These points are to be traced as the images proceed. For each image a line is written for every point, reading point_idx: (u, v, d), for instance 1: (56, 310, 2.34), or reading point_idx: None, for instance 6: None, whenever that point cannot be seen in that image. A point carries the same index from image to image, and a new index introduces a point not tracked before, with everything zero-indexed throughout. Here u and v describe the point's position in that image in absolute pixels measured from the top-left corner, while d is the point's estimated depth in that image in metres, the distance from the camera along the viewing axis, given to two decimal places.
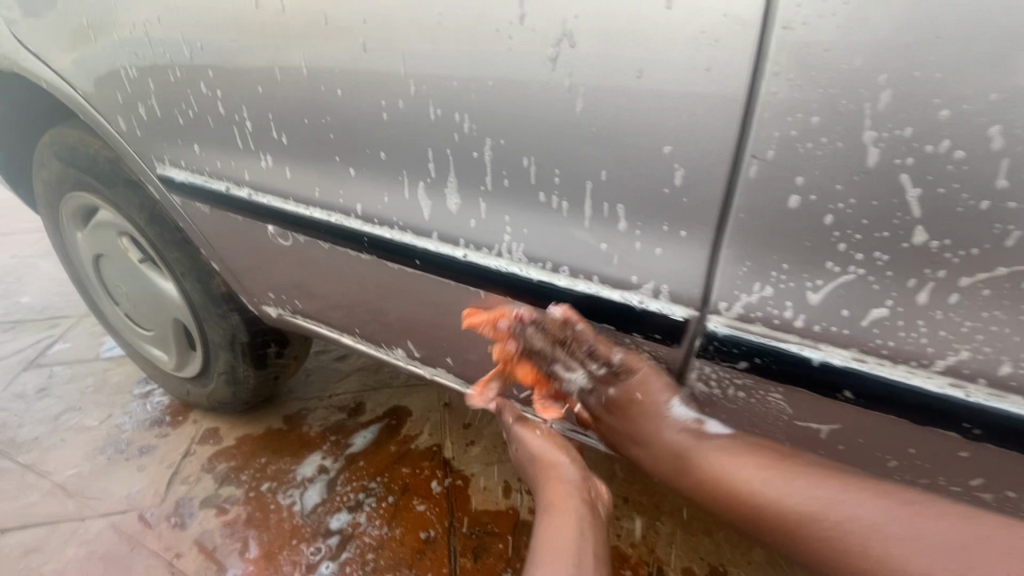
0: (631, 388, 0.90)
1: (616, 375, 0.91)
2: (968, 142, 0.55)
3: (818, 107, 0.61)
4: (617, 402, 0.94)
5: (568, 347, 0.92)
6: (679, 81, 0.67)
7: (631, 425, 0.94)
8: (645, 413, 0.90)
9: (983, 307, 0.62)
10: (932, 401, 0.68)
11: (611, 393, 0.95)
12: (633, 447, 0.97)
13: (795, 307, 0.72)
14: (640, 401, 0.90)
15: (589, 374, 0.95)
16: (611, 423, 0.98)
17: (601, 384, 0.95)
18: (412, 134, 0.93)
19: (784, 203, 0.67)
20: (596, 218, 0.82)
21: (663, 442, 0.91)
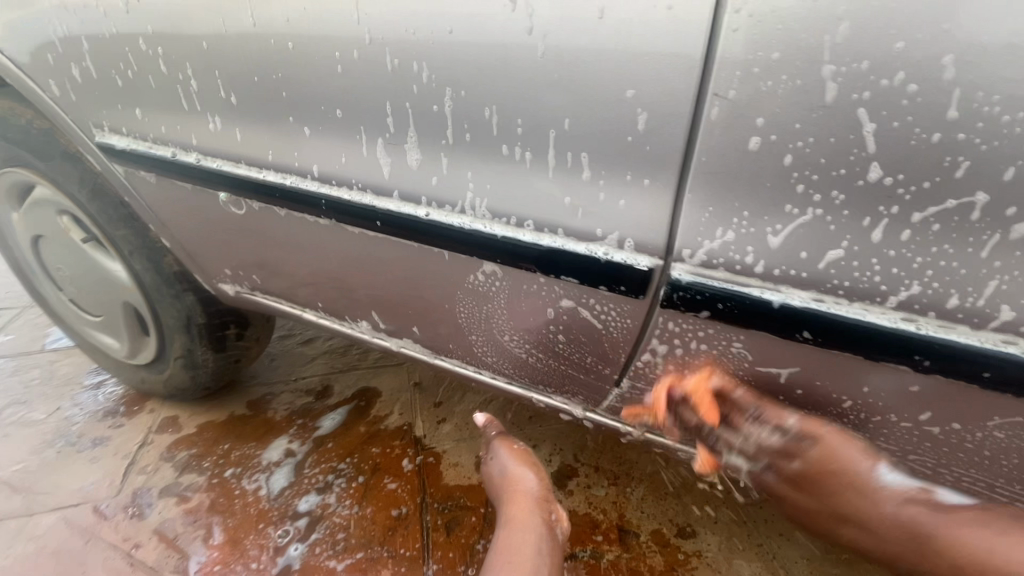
0: (817, 457, 0.83)
1: (790, 442, 0.84)
2: (920, 74, 0.56)
3: (779, 43, 0.61)
4: (806, 476, 0.87)
5: (733, 421, 0.87)
6: (642, 21, 0.66)
7: (829, 496, 0.88)
8: (858, 485, 0.83)
9: (933, 242, 0.64)
10: (884, 335, 0.70)
11: (793, 464, 0.86)
12: (835, 520, 0.91)
13: (756, 251, 0.73)
14: (837, 472, 0.83)
15: (757, 446, 0.88)
16: (802, 498, 0.91)
17: (782, 457, 0.87)
18: (370, 87, 0.89)
19: (745, 145, 0.67)
20: (560, 169, 0.81)
21: (875, 513, 0.87)
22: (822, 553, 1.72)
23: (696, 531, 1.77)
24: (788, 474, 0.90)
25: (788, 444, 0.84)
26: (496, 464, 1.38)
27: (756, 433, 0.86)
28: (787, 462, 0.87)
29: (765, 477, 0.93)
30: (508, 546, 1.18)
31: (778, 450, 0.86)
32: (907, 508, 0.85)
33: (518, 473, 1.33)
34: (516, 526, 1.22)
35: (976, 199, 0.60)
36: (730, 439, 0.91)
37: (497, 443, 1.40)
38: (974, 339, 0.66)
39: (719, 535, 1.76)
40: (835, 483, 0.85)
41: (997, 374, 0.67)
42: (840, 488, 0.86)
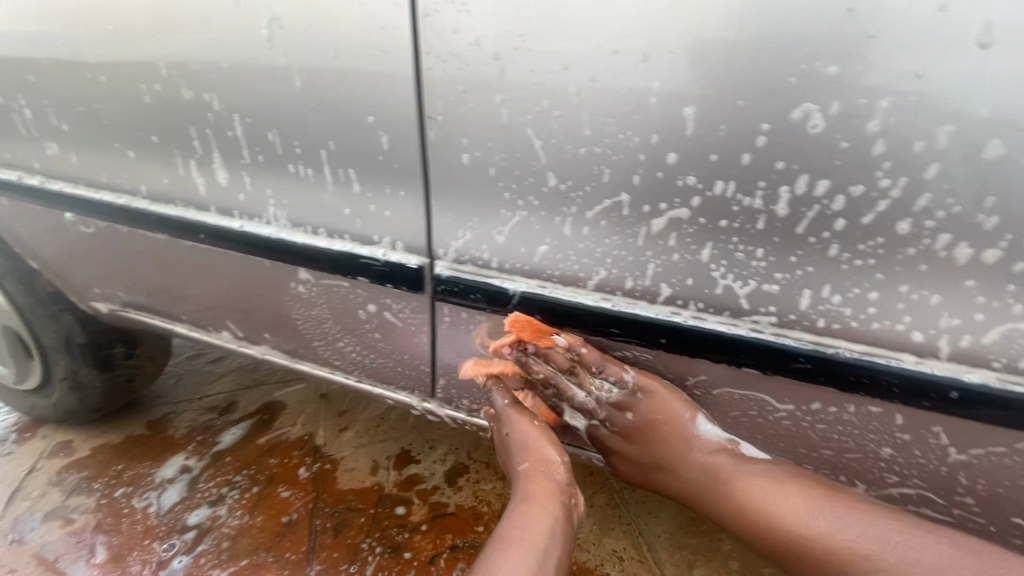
0: (647, 411, 0.90)
1: (628, 396, 0.91)
2: (559, 103, 0.71)
3: (462, 76, 0.74)
4: (637, 427, 0.95)
5: (577, 374, 0.92)
6: (365, 58, 0.79)
7: (657, 446, 0.96)
8: (674, 435, 0.91)
9: (605, 235, 0.78)
10: (592, 312, 0.84)
11: (626, 417, 0.95)
12: (660, 471, 0.99)
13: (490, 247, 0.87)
14: (661, 424, 0.90)
15: (597, 398, 0.96)
16: (634, 448, 0.99)
17: (616, 409, 0.96)
18: (175, 115, 1.00)
19: (460, 160, 0.81)
20: (336, 183, 0.93)
21: (703, 470, 0.92)
22: (684, 525, 1.79)
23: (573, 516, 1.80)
24: (625, 426, 0.98)
25: (622, 399, 0.92)
26: (512, 443, 1.02)
27: (600, 384, 0.92)
28: (622, 415, 0.96)
29: (600, 431, 1.02)
30: (519, 516, 0.92)
31: (618, 403, 0.94)
32: (716, 458, 0.91)
33: (543, 451, 0.99)
34: (532, 504, 0.94)
35: (622, 199, 0.74)
36: (574, 390, 0.96)
37: (514, 416, 1.02)
38: (650, 312, 0.81)
39: (593, 518, 1.79)
40: (653, 430, 0.93)
41: (674, 340, 0.82)
42: (662, 435, 0.93)
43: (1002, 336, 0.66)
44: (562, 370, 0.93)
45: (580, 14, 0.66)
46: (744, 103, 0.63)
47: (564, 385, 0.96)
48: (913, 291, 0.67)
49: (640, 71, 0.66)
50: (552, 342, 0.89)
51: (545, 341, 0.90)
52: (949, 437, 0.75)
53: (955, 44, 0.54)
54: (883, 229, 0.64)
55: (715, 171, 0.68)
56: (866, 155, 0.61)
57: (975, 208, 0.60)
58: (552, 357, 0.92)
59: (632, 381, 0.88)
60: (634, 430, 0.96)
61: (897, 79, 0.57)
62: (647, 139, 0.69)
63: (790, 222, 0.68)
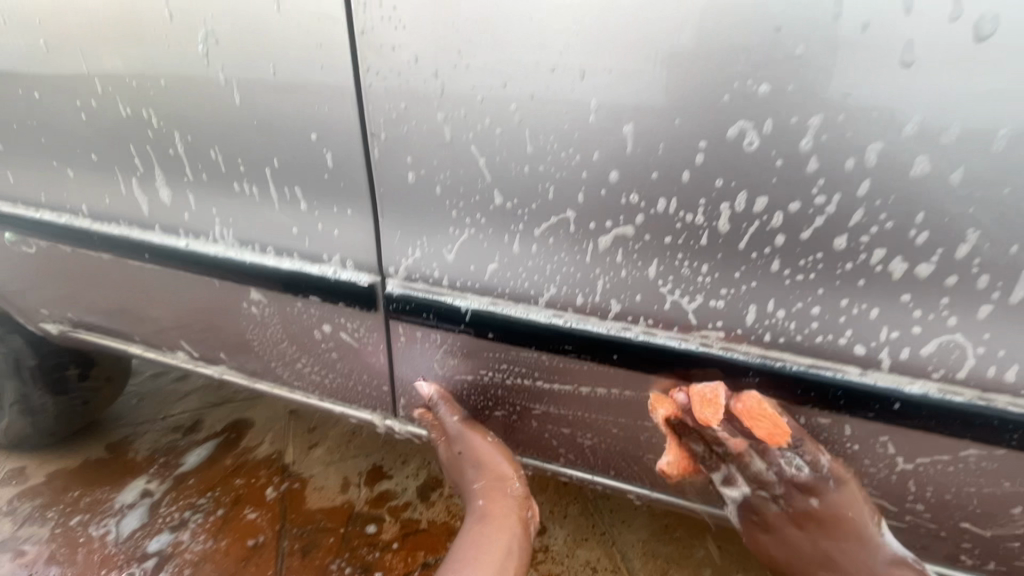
0: (837, 500, 0.81)
1: (820, 484, 0.81)
2: (500, 121, 0.70)
3: (403, 93, 0.73)
4: (816, 514, 0.85)
5: (766, 446, 0.81)
6: (304, 74, 0.77)
7: (825, 538, 0.85)
8: (851, 537, 0.82)
9: (553, 252, 0.77)
10: (548, 329, 0.83)
11: (810, 503, 0.84)
12: (819, 567, 0.88)
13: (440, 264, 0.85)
14: (847, 518, 0.81)
15: (780, 478, 0.85)
16: (799, 535, 0.88)
17: (798, 492, 0.85)
18: (114, 132, 0.96)
19: (406, 177, 0.79)
20: (281, 201, 0.90)
21: (865, 568, 0.84)
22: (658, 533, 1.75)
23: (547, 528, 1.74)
24: (798, 512, 0.87)
25: (810, 483, 0.82)
26: (466, 461, 1.05)
27: (791, 462, 0.81)
28: (806, 499, 0.85)
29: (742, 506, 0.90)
30: (479, 539, 1.00)
31: (804, 489, 0.83)
32: (891, 572, 0.83)
33: (498, 469, 1.04)
34: (490, 521, 1.03)
35: (568, 216, 0.74)
36: (753, 462, 0.85)
37: (471, 437, 1.03)
38: (600, 327, 0.80)
39: (568, 529, 1.74)
40: (828, 524, 0.84)
41: (626, 355, 0.81)
42: (835, 533, 0.84)
43: (939, 348, 0.66)
44: (753, 439, 0.81)
45: (516, 32, 0.65)
46: (680, 122, 0.63)
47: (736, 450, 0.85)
48: (853, 305, 0.67)
49: (578, 89, 0.65)
50: (756, 417, 0.78)
51: (744, 412, 0.79)
52: (895, 447, 0.75)
53: (877, 64, 0.55)
54: (820, 244, 0.65)
55: (656, 188, 0.68)
56: (801, 171, 0.61)
57: (906, 223, 0.61)
58: (746, 428, 0.80)
59: (829, 469, 0.79)
60: (807, 517, 0.86)
61: (825, 98, 0.57)
62: (589, 157, 0.68)
63: (732, 238, 0.68)
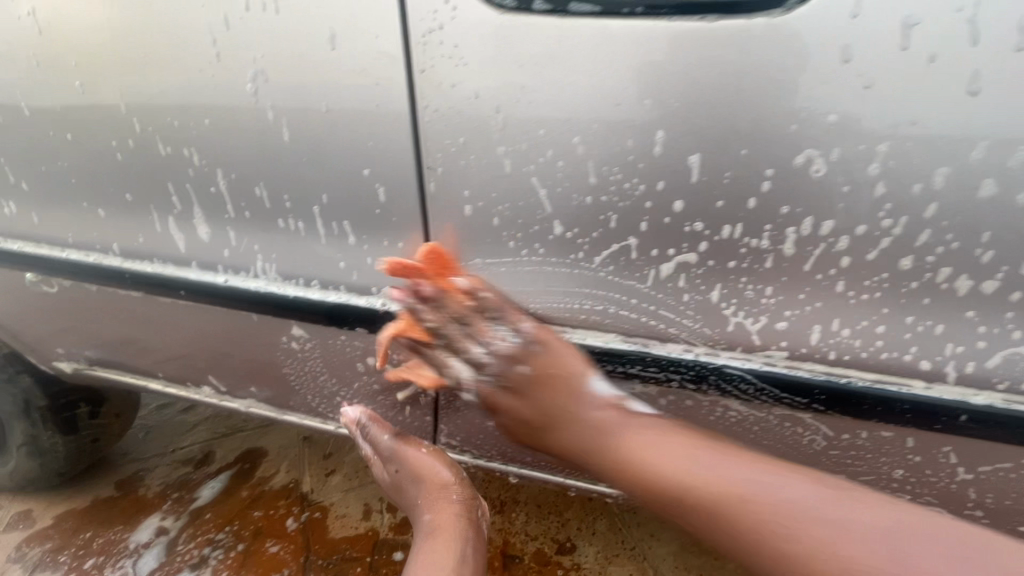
0: (543, 362, 0.72)
1: (525, 350, 0.71)
2: (563, 154, 0.71)
3: (463, 129, 0.74)
4: (528, 383, 0.72)
5: (471, 323, 0.71)
6: (359, 111, 0.77)
7: (548, 400, 0.73)
8: (564, 387, 0.72)
9: (612, 278, 0.78)
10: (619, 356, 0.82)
11: (519, 371, 0.72)
12: (549, 431, 0.74)
13: (492, 294, 0.71)
14: (558, 375, 0.72)
15: (495, 358, 0.72)
16: (523, 405, 0.74)
17: (511, 368, 0.72)
18: (151, 170, 0.95)
19: (462, 211, 0.80)
20: (329, 235, 0.90)
21: (586, 423, 0.73)
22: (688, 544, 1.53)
23: (577, 545, 1.50)
24: (517, 388, 0.73)
25: (517, 350, 0.71)
26: (405, 478, 1.03)
27: (494, 334, 0.70)
28: (516, 369, 0.72)
29: None
30: (426, 556, 0.95)
31: (512, 363, 0.72)
32: (601, 412, 0.73)
33: (438, 475, 1.01)
34: (436, 533, 0.97)
35: (631, 243, 0.74)
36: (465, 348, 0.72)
37: (403, 450, 1.02)
38: (663, 351, 0.80)
39: (600, 546, 1.50)
40: (541, 383, 0.73)
41: (694, 377, 0.80)
42: (551, 387, 0.72)
43: (1004, 360, 0.68)
44: (438, 330, 0.73)
45: (581, 69, 0.66)
46: (747, 152, 0.64)
47: (458, 338, 0.72)
48: (918, 322, 0.69)
49: (644, 121, 0.66)
50: (449, 281, 0.72)
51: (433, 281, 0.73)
52: (958, 456, 0.77)
53: (945, 95, 0.57)
54: (887, 265, 0.66)
55: (721, 216, 0.69)
56: (869, 195, 0.63)
57: (973, 242, 0.62)
58: (431, 309, 0.72)
59: (530, 330, 0.71)
60: (528, 388, 0.73)
61: (894, 126, 0.59)
62: (654, 186, 0.69)
63: (798, 261, 0.69)
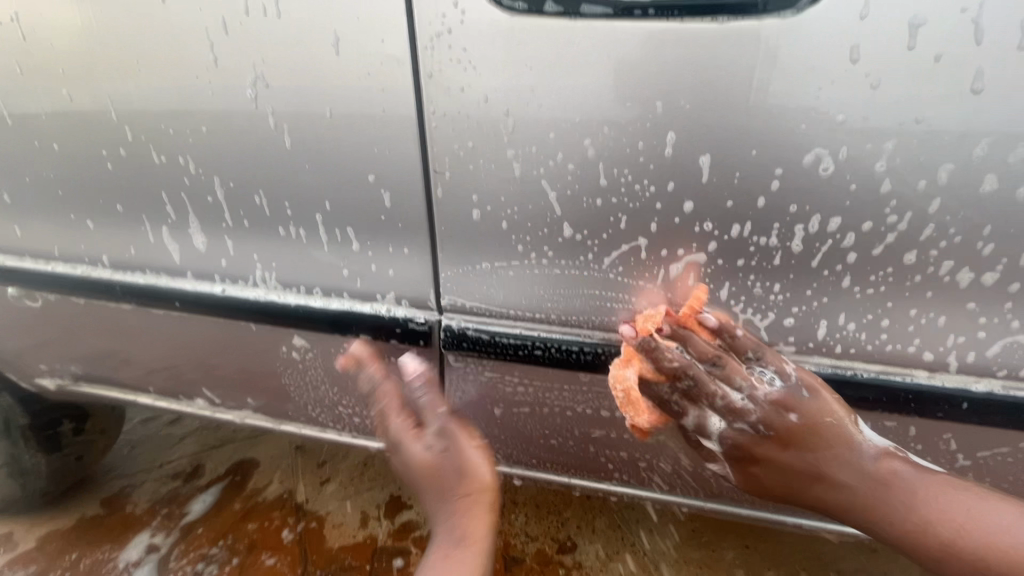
0: (813, 411, 0.75)
1: (788, 395, 0.76)
2: (573, 156, 0.71)
3: (471, 133, 0.73)
4: (802, 432, 0.77)
5: (724, 364, 0.78)
6: (364, 116, 0.76)
7: (810, 451, 0.78)
8: (835, 441, 0.76)
9: (621, 279, 0.78)
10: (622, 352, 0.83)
11: (786, 419, 0.77)
12: (812, 481, 0.80)
13: (748, 335, 0.77)
14: (829, 425, 0.75)
15: (753, 400, 0.78)
16: (791, 456, 0.79)
17: (774, 411, 0.78)
18: (144, 179, 0.92)
19: (469, 215, 0.79)
20: (332, 242, 0.88)
21: (861, 474, 0.77)
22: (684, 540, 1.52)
23: (577, 544, 1.49)
24: (778, 431, 0.79)
25: (782, 393, 0.76)
26: (443, 469, 0.80)
27: (754, 374, 0.77)
28: (782, 416, 0.77)
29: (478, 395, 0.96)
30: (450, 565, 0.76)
31: (773, 407, 0.77)
32: (887, 464, 0.76)
33: (480, 472, 0.80)
34: (466, 539, 0.78)
35: (640, 243, 0.75)
36: (716, 391, 0.78)
37: (456, 432, 0.82)
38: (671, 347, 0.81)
39: (600, 544, 1.49)
40: (810, 435, 0.77)
41: None
42: (824, 442, 0.76)
43: (1003, 348, 0.71)
44: (685, 371, 0.79)
45: (592, 71, 0.66)
46: (757, 152, 0.65)
47: (714, 374, 0.79)
48: (921, 314, 0.71)
49: (655, 122, 0.67)
50: (697, 322, 0.78)
51: (676, 322, 0.78)
52: (958, 443, 0.79)
53: (949, 94, 0.59)
54: (891, 260, 0.68)
55: (731, 215, 0.70)
56: (875, 192, 0.64)
57: (975, 236, 0.64)
58: (676, 348, 0.79)
59: (793, 372, 0.75)
60: (796, 432, 0.77)
61: (900, 124, 0.61)
62: (664, 187, 0.70)
63: (805, 258, 0.70)
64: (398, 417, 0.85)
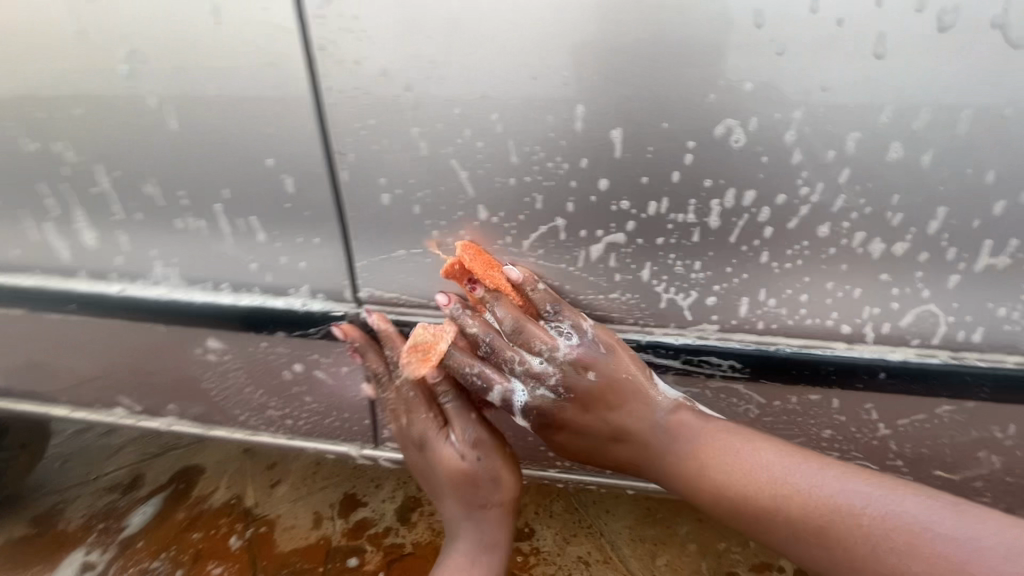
0: (609, 372, 0.80)
1: (587, 357, 0.80)
2: (481, 133, 0.67)
3: (372, 111, 0.68)
4: (598, 392, 0.82)
5: (525, 329, 0.82)
6: (254, 93, 0.69)
7: (610, 412, 0.84)
8: (631, 399, 0.82)
9: (543, 262, 0.75)
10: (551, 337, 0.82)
11: (589, 380, 0.82)
12: (613, 440, 0.86)
13: (547, 289, 0.77)
14: (625, 386, 0.80)
15: (555, 363, 0.83)
16: (596, 419, 0.85)
17: (574, 374, 0.83)
18: (17, 170, 0.83)
19: (379, 200, 0.74)
20: (235, 233, 0.82)
21: (654, 431, 0.82)
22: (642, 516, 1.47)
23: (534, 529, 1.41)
24: (579, 395, 0.84)
25: (581, 355, 0.80)
26: (471, 476, 0.89)
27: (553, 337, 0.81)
28: (584, 378, 0.82)
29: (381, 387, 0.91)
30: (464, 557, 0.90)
31: (572, 368, 0.82)
32: (679, 416, 0.82)
33: (501, 479, 0.90)
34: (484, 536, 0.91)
35: (558, 223, 0.72)
36: (517, 355, 0.84)
37: (490, 445, 0.90)
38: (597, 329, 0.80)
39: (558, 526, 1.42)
40: (606, 396, 0.83)
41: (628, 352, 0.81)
42: (619, 401, 0.82)
43: (916, 318, 0.71)
44: (489, 333, 0.83)
45: (493, 40, 0.62)
46: (669, 125, 0.63)
47: (516, 340, 0.83)
48: (838, 287, 0.70)
49: (563, 94, 0.63)
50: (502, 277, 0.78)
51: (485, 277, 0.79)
52: (879, 412, 0.80)
53: (853, 59, 0.57)
54: (806, 233, 0.67)
55: (647, 192, 0.67)
56: (787, 163, 0.63)
57: (885, 205, 0.64)
58: (486, 311, 0.83)
59: (594, 333, 0.79)
60: (589, 393, 0.83)
61: (806, 93, 0.59)
62: (577, 164, 0.67)
63: (723, 234, 0.69)
64: (425, 412, 0.91)
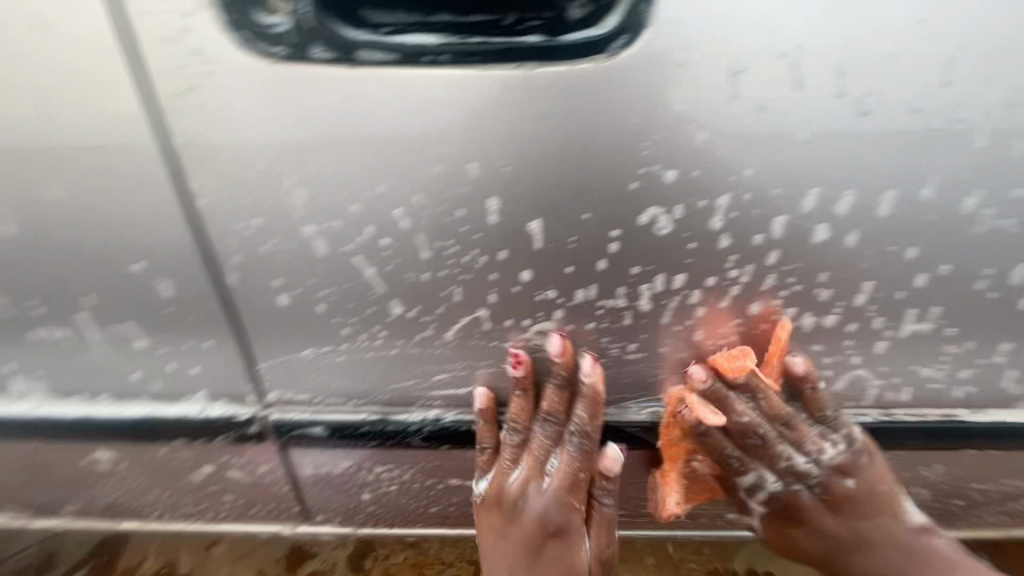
0: (875, 474, 0.77)
1: (848, 462, 0.77)
2: (385, 230, 0.59)
3: (253, 209, 0.58)
4: (857, 502, 0.79)
5: (796, 428, 0.76)
6: (106, 191, 0.58)
7: (857, 520, 0.81)
8: (882, 507, 0.80)
9: (469, 353, 0.69)
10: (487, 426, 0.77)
11: (842, 486, 0.79)
12: (853, 550, 0.83)
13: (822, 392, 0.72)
14: (880, 491, 0.78)
15: (817, 465, 0.78)
16: (834, 523, 0.82)
17: (833, 478, 0.79)
18: None
19: (275, 300, 0.65)
20: (108, 341, 0.70)
21: (897, 543, 0.81)
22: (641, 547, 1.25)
23: None
24: (829, 497, 0.81)
25: (848, 462, 0.77)
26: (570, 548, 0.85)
27: (822, 441, 0.76)
28: (838, 482, 0.79)
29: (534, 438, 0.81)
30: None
31: (835, 472, 0.78)
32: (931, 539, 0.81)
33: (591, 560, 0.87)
34: None
35: (481, 315, 0.65)
36: (779, 453, 0.78)
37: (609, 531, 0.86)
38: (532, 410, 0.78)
39: None
40: (863, 502, 0.79)
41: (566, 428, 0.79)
42: (869, 509, 0.80)
43: (847, 382, 0.71)
44: (747, 428, 0.77)
45: (387, 132, 0.54)
46: (590, 216, 0.58)
47: (784, 436, 0.77)
48: (771, 359, 0.69)
49: (473, 188, 0.56)
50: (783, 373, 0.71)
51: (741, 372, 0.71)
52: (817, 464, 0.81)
53: (776, 145, 0.54)
54: (739, 311, 0.64)
55: (572, 281, 0.62)
56: (714, 248, 0.59)
57: (813, 283, 0.62)
58: (745, 403, 0.76)
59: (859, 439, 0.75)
60: (844, 503, 0.80)
61: (729, 180, 0.55)
62: (495, 257, 0.61)
63: (655, 316, 0.65)
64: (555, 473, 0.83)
